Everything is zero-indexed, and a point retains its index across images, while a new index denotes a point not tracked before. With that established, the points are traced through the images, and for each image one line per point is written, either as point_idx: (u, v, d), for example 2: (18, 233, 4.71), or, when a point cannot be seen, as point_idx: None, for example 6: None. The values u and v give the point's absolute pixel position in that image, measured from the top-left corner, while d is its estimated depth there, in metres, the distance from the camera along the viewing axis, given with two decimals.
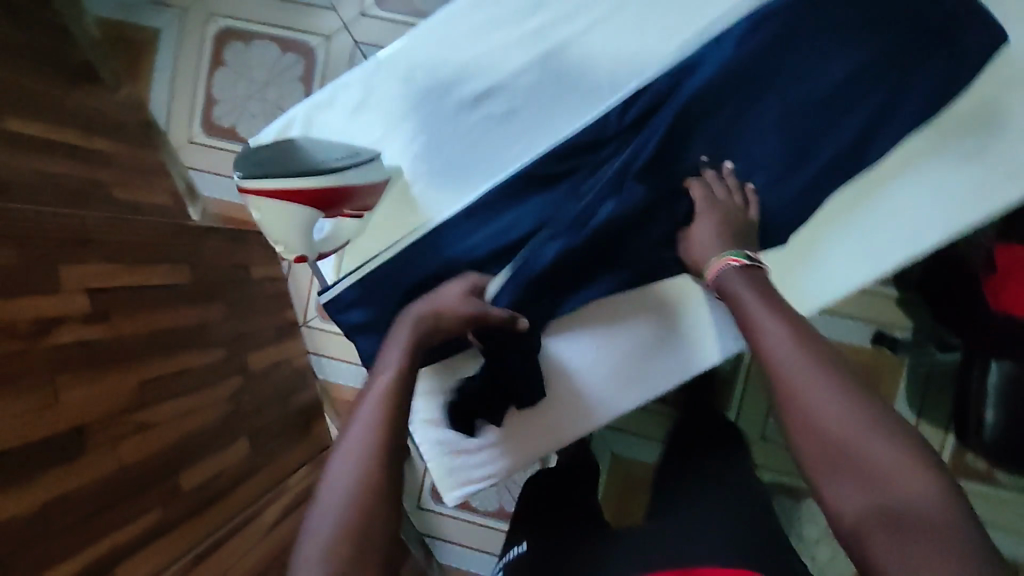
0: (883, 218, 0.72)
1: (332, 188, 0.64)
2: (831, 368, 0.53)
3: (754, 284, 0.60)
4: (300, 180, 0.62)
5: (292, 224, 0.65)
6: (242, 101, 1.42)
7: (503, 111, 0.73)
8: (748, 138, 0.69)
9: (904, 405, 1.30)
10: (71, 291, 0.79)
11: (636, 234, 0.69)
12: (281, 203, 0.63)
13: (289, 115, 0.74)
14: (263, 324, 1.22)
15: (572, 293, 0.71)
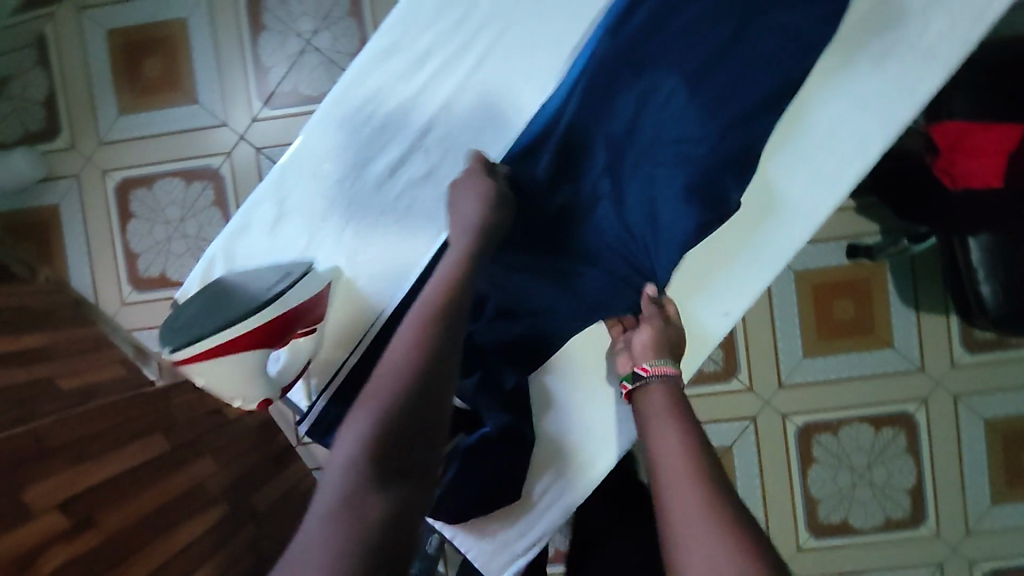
0: (824, 146, 0.68)
1: (264, 325, 0.60)
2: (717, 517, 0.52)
3: (670, 398, 0.64)
4: (227, 333, 0.58)
5: (243, 372, 0.61)
6: (165, 244, 1.36)
7: (423, 174, 0.69)
8: (660, 125, 0.68)
9: (902, 304, 1.29)
10: (44, 512, 0.74)
11: (588, 233, 0.70)
12: (227, 356, 0.59)
13: (208, 256, 0.69)
14: (259, 460, 1.16)
15: (549, 313, 0.70)
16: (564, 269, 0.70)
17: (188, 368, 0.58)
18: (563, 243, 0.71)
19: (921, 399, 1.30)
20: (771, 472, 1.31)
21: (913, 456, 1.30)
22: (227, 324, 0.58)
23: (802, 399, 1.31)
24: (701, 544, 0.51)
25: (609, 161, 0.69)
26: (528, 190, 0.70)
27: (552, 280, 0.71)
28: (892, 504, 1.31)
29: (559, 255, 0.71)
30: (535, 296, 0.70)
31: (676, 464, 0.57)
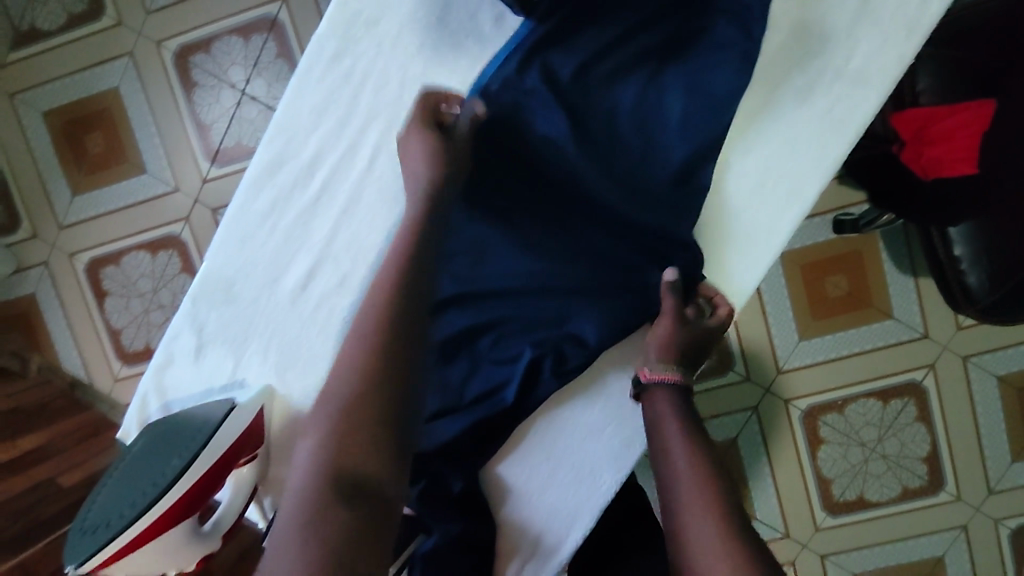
0: (752, 202, 0.66)
1: (139, 535, 0.56)
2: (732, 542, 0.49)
3: (680, 406, 0.60)
4: (129, 529, 0.56)
5: (159, 560, 0.59)
6: (143, 317, 1.36)
7: (338, 278, 0.66)
8: (571, 176, 0.65)
9: (897, 272, 1.23)
10: None
11: (523, 307, 0.67)
12: (145, 545, 0.57)
13: (140, 394, 0.68)
14: None
15: (491, 400, 0.67)
16: (507, 347, 0.67)
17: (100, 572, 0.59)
18: (496, 329, 0.67)
19: (928, 365, 1.25)
20: (778, 457, 1.29)
21: (925, 423, 1.26)
22: (129, 520, 0.56)
23: (802, 382, 1.27)
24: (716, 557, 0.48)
25: (528, 245, 0.67)
26: (453, 271, 0.66)
27: (493, 366, 0.67)
28: (908, 474, 1.28)
29: (493, 341, 0.67)
30: (475, 387, 0.67)
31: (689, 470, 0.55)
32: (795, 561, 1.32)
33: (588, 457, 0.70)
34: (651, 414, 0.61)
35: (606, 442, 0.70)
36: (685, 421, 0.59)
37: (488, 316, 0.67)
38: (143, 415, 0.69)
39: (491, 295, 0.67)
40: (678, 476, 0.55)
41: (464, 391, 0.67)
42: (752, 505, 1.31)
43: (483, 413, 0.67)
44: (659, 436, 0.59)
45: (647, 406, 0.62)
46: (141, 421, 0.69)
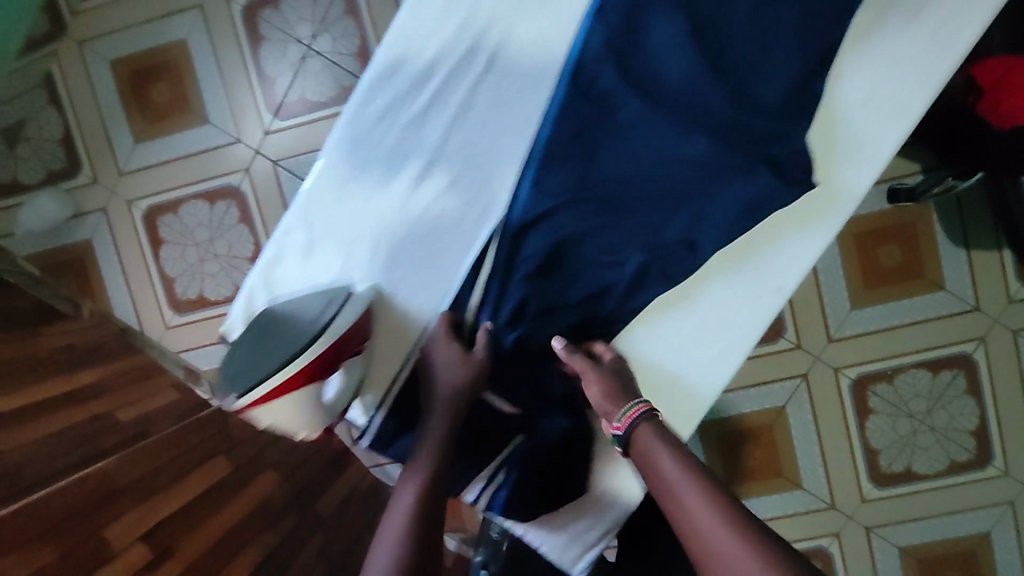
0: (860, 111, 0.66)
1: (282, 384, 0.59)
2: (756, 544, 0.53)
3: (664, 438, 0.64)
4: (273, 377, 0.59)
5: (297, 412, 0.62)
6: (199, 266, 1.38)
7: (448, 182, 0.67)
8: (684, 90, 0.64)
9: (950, 244, 1.24)
10: (125, 547, 0.77)
11: (628, 216, 0.68)
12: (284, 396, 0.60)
13: (248, 289, 0.69)
14: (316, 466, 1.19)
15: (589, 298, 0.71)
16: (608, 252, 0.69)
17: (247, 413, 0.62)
18: (598, 239, 0.68)
19: (979, 338, 1.25)
20: (825, 426, 1.30)
21: (975, 397, 1.27)
22: (274, 368, 0.59)
23: (853, 351, 1.28)
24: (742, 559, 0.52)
25: (638, 152, 0.66)
26: (562, 178, 0.66)
27: (591, 279, 0.70)
28: (955, 447, 1.28)
29: (597, 248, 0.69)
30: (576, 294, 0.70)
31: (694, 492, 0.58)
32: (838, 531, 1.32)
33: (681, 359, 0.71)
34: (642, 459, 0.63)
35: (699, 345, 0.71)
36: (675, 452, 0.62)
37: (594, 226, 0.68)
38: (247, 311, 0.70)
39: (597, 203, 0.67)
40: (688, 506, 0.58)
41: (565, 296, 0.70)
42: (797, 474, 1.32)
43: (580, 319, 0.72)
44: (658, 477, 0.61)
45: (637, 452, 0.64)
46: (246, 316, 0.70)
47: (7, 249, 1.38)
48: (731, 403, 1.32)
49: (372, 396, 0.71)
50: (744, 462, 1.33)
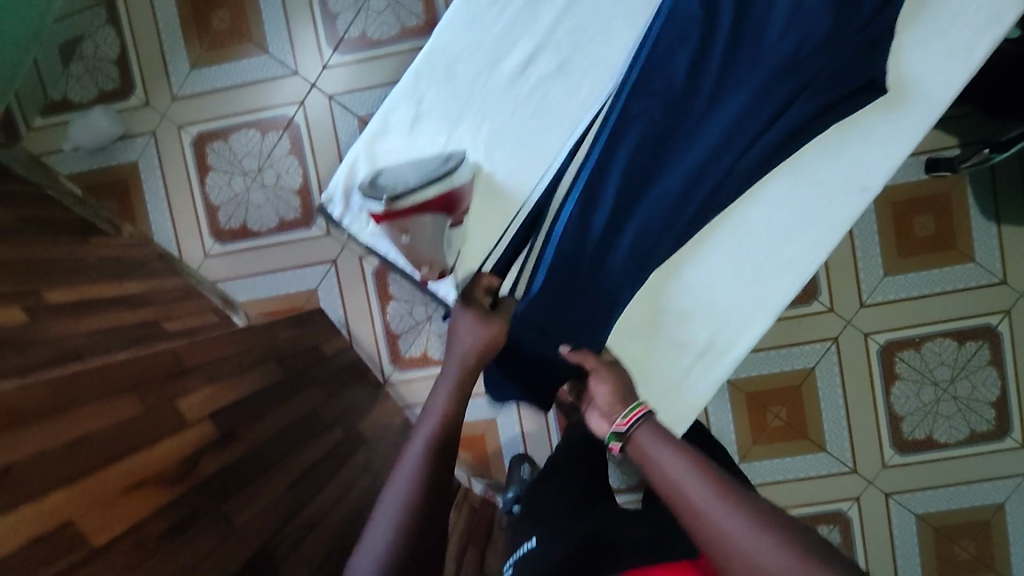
0: (954, 16, 0.70)
1: (428, 200, 0.63)
2: (756, 523, 0.51)
3: (658, 430, 0.61)
4: (420, 194, 0.63)
5: (431, 238, 0.67)
6: (244, 195, 1.39)
7: (555, 67, 0.72)
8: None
9: (982, 219, 1.29)
10: (197, 420, 0.77)
11: (718, 111, 0.72)
12: (426, 214, 0.64)
13: (353, 156, 0.74)
14: (356, 393, 1.19)
15: (670, 202, 0.71)
16: (699, 150, 0.71)
17: (386, 227, 0.65)
18: (693, 129, 0.72)
19: (1004, 311, 1.30)
20: (852, 390, 1.33)
21: (997, 368, 1.31)
22: (422, 184, 0.63)
23: (884, 316, 1.31)
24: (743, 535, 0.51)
25: (733, 50, 0.72)
26: (665, 69, 0.71)
27: (686, 167, 0.71)
28: (976, 417, 1.31)
29: (687, 142, 0.72)
30: (667, 182, 0.72)
31: (690, 477, 0.56)
32: (860, 496, 1.34)
33: (772, 241, 0.72)
34: (642, 455, 0.60)
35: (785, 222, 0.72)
36: (676, 446, 0.59)
37: (682, 120, 0.72)
38: (351, 175, 0.75)
39: (687, 98, 0.72)
40: (693, 495, 0.55)
41: (655, 182, 0.72)
42: (822, 436, 1.34)
43: (669, 212, 0.71)
44: (655, 470, 0.58)
45: (635, 449, 0.61)
46: (349, 182, 0.75)
47: (50, 167, 1.39)
48: (763, 364, 1.34)
49: (465, 271, 0.76)
50: (770, 422, 1.35)
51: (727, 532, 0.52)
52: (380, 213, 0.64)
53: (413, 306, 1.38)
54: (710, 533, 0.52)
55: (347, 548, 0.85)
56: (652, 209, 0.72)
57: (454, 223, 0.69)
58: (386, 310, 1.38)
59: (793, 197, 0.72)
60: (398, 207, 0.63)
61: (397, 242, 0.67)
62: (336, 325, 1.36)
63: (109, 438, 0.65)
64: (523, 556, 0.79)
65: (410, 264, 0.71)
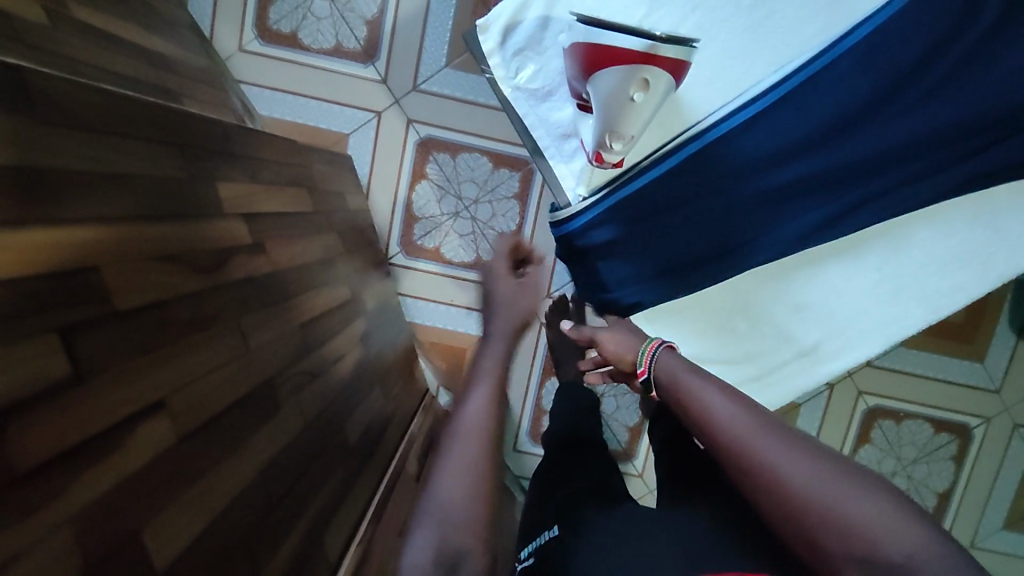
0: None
1: (682, 60, 0.63)
2: (791, 437, 0.50)
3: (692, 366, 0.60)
4: (682, 50, 0.62)
5: (652, 106, 0.66)
6: (306, 1, 1.21)
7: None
8: None
9: (1007, 327, 1.30)
10: (230, 217, 0.65)
11: (923, 114, 0.62)
12: (670, 76, 0.63)
13: None
14: (365, 260, 1.08)
15: (836, 191, 0.65)
16: (889, 152, 0.64)
17: (630, 71, 0.62)
18: (891, 118, 0.63)
19: (985, 417, 1.34)
20: (826, 436, 1.34)
21: (956, 465, 1.35)
22: (684, 41, 0.62)
23: (883, 380, 1.32)
24: (781, 450, 0.49)
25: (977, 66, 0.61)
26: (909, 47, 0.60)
27: (858, 155, 0.64)
28: (920, 501, 1.36)
29: (880, 129, 0.63)
30: (836, 158, 0.64)
31: (724, 400, 0.54)
32: None
33: (920, 267, 0.68)
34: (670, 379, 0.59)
35: (934, 253, 0.69)
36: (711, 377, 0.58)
37: (887, 104, 0.63)
38: (517, 13, 0.76)
39: (903, 82, 0.62)
40: (721, 420, 0.53)
41: (823, 158, 0.64)
42: None
43: (824, 193, 0.66)
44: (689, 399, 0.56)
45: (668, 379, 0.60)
46: (512, 21, 0.76)
47: None
48: None
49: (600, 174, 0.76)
50: None
51: (755, 453, 0.50)
52: (646, 53, 0.61)
53: (444, 195, 1.26)
54: (744, 458, 0.50)
55: (336, 415, 0.76)
56: (819, 184, 0.65)
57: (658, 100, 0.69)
58: (415, 188, 1.26)
59: (946, 239, 0.68)
60: (656, 52, 0.62)
61: (619, 97, 0.65)
62: (359, 179, 1.22)
63: (148, 190, 0.52)
64: (543, 546, 0.70)
65: (602, 128, 0.67)
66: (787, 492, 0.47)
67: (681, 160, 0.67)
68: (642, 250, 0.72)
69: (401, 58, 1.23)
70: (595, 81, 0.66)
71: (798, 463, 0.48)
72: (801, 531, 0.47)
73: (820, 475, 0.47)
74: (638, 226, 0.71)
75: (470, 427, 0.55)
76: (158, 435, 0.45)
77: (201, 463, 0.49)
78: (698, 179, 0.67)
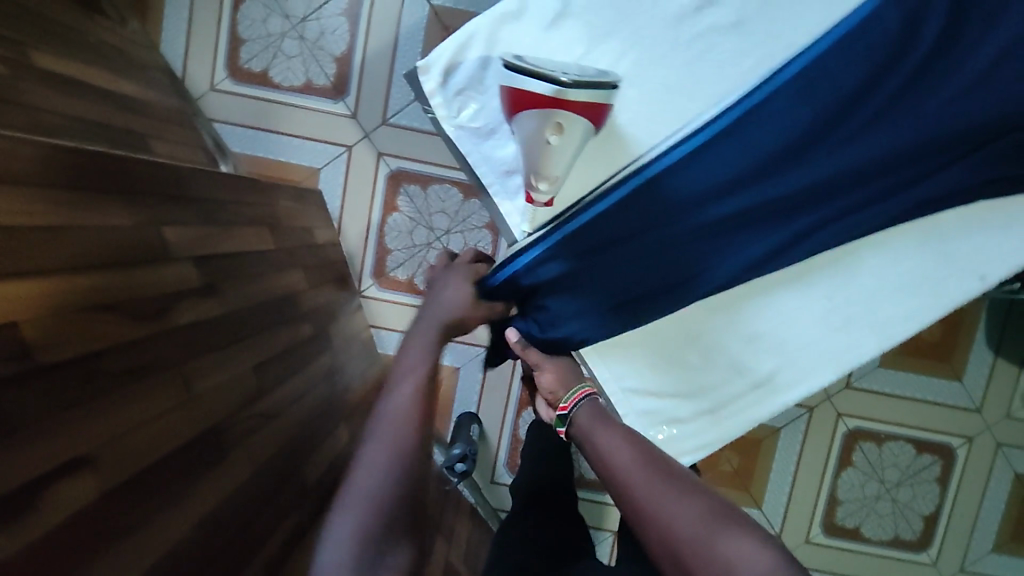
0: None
1: (598, 102, 0.58)
2: (678, 487, 0.56)
3: (603, 416, 0.65)
4: (594, 93, 0.58)
5: (574, 148, 0.60)
6: (276, 40, 1.23)
7: (732, 21, 0.61)
8: None
9: (983, 345, 1.30)
10: (178, 261, 0.65)
11: (869, 135, 0.61)
12: (587, 118, 0.59)
13: (470, 31, 0.63)
14: (335, 295, 1.07)
15: (785, 220, 0.63)
16: (841, 177, 0.62)
17: (541, 115, 0.58)
18: (838, 142, 0.62)
19: (966, 437, 1.32)
20: (807, 461, 1.33)
21: (940, 487, 1.33)
22: (595, 82, 0.57)
23: (862, 402, 1.31)
24: (664, 497, 0.55)
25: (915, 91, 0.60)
26: (852, 73, 0.60)
27: (807, 181, 0.62)
28: (906, 525, 1.34)
29: (827, 153, 0.62)
30: (785, 184, 0.62)
31: (623, 452, 0.60)
32: None
33: (879, 290, 0.65)
34: (585, 434, 0.64)
35: (895, 275, 0.65)
36: (617, 428, 0.64)
37: (834, 128, 0.61)
38: (458, 49, 0.64)
39: (848, 107, 0.61)
40: (620, 467, 0.59)
41: (773, 183, 0.62)
42: (763, 495, 1.34)
43: (778, 217, 0.64)
44: (596, 453, 0.62)
45: (579, 431, 0.65)
46: (452, 60, 0.64)
47: None
48: None
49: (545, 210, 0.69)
50: (720, 465, 1.34)
51: (643, 501, 0.56)
52: (554, 97, 0.57)
53: (416, 227, 1.26)
54: (637, 505, 0.56)
55: (294, 457, 0.75)
56: (772, 212, 0.63)
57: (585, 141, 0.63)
58: (387, 221, 1.26)
59: (902, 260, 0.65)
60: (566, 96, 0.57)
61: (535, 140, 0.60)
62: (330, 214, 1.23)
63: (89, 241, 0.52)
64: None
65: (526, 172, 0.62)
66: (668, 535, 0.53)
67: (626, 193, 0.62)
68: (587, 286, 0.66)
69: (371, 94, 1.24)
70: (514, 125, 0.61)
71: (680, 508, 0.54)
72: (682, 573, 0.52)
73: (697, 520, 0.53)
74: (584, 257, 0.65)
75: (390, 414, 0.57)
76: (79, 492, 0.44)
77: (129, 517, 0.48)
78: (641, 211, 0.63)
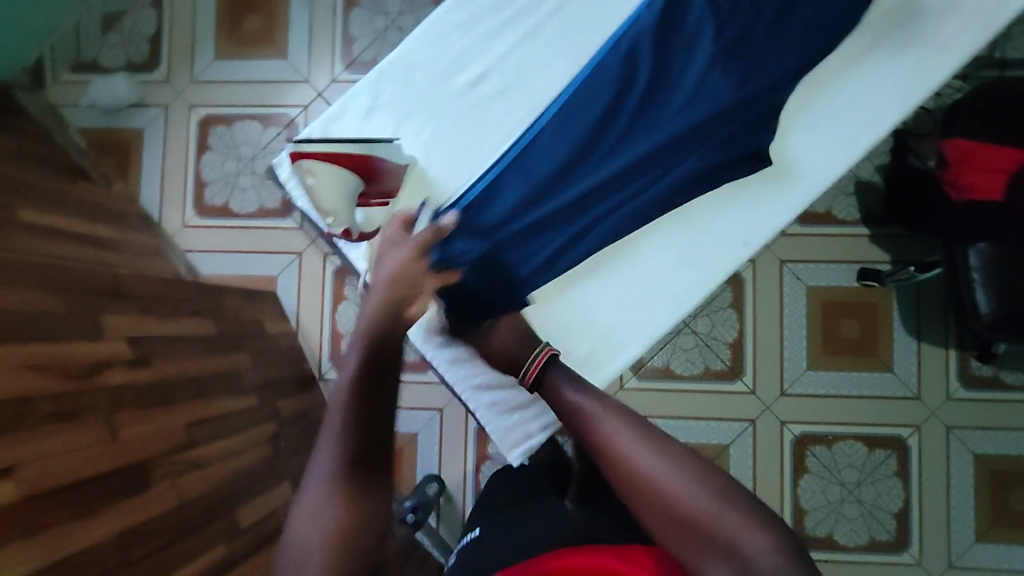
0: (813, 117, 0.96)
1: (340, 151, 0.80)
2: (663, 449, 0.57)
3: (572, 379, 0.66)
4: (334, 145, 0.80)
5: (335, 188, 0.80)
6: (232, 178, 1.49)
7: (500, 86, 0.94)
8: (698, 78, 0.86)
9: (904, 332, 1.36)
10: (112, 339, 0.82)
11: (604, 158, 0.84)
12: (335, 167, 0.80)
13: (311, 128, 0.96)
14: (286, 375, 1.23)
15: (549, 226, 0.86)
16: None
17: (296, 166, 0.80)
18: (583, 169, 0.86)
19: (915, 426, 1.35)
20: (763, 474, 1.36)
21: (903, 481, 1.34)
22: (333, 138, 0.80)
23: (801, 407, 1.36)
24: (651, 458, 0.56)
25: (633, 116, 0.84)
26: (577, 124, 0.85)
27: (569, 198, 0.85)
28: (878, 526, 1.34)
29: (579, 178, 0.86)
30: (552, 204, 0.85)
31: (605, 419, 0.60)
32: None
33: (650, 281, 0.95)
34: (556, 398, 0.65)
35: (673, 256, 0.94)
36: (590, 391, 0.64)
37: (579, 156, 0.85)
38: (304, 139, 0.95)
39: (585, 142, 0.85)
40: (605, 436, 0.58)
41: (544, 204, 0.85)
42: None
43: (556, 226, 0.87)
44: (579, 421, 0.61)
45: (548, 391, 0.66)
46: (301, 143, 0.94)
47: (67, 118, 1.50)
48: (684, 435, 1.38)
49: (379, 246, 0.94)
50: None
51: (633, 467, 0.56)
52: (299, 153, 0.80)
53: None
54: (621, 469, 0.57)
55: (226, 499, 0.88)
56: (546, 226, 0.86)
57: (362, 195, 0.84)
58: (337, 310, 1.45)
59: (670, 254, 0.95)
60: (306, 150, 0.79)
61: (306, 187, 0.82)
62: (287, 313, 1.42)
63: (23, 320, 0.70)
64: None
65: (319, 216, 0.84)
66: (661, 500, 0.54)
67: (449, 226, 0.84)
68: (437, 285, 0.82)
69: None
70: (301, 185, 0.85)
71: (663, 470, 0.55)
72: (676, 530, 0.53)
73: (682, 481, 0.55)
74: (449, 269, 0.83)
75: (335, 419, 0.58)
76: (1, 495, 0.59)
77: (44, 521, 0.62)
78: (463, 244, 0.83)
